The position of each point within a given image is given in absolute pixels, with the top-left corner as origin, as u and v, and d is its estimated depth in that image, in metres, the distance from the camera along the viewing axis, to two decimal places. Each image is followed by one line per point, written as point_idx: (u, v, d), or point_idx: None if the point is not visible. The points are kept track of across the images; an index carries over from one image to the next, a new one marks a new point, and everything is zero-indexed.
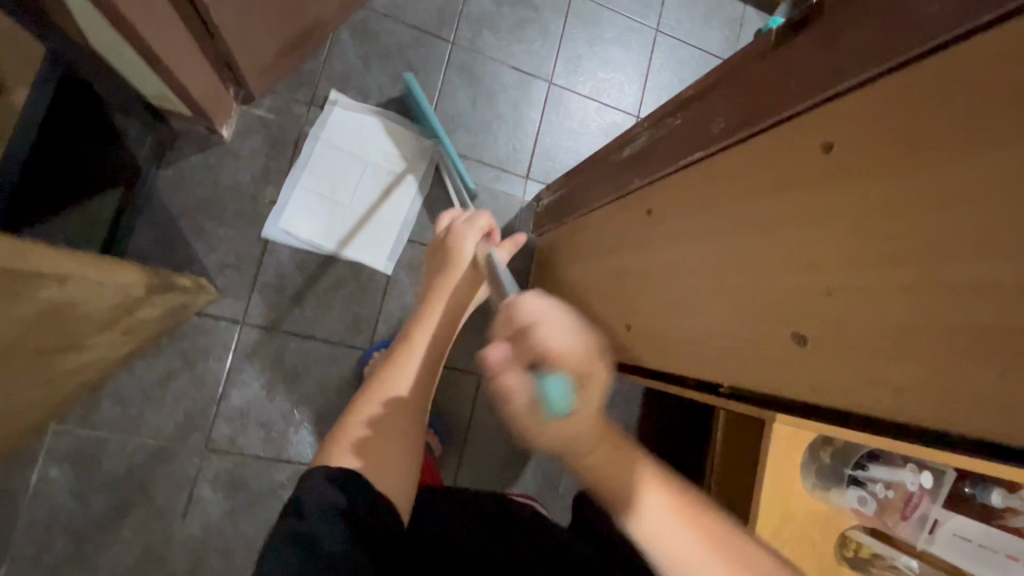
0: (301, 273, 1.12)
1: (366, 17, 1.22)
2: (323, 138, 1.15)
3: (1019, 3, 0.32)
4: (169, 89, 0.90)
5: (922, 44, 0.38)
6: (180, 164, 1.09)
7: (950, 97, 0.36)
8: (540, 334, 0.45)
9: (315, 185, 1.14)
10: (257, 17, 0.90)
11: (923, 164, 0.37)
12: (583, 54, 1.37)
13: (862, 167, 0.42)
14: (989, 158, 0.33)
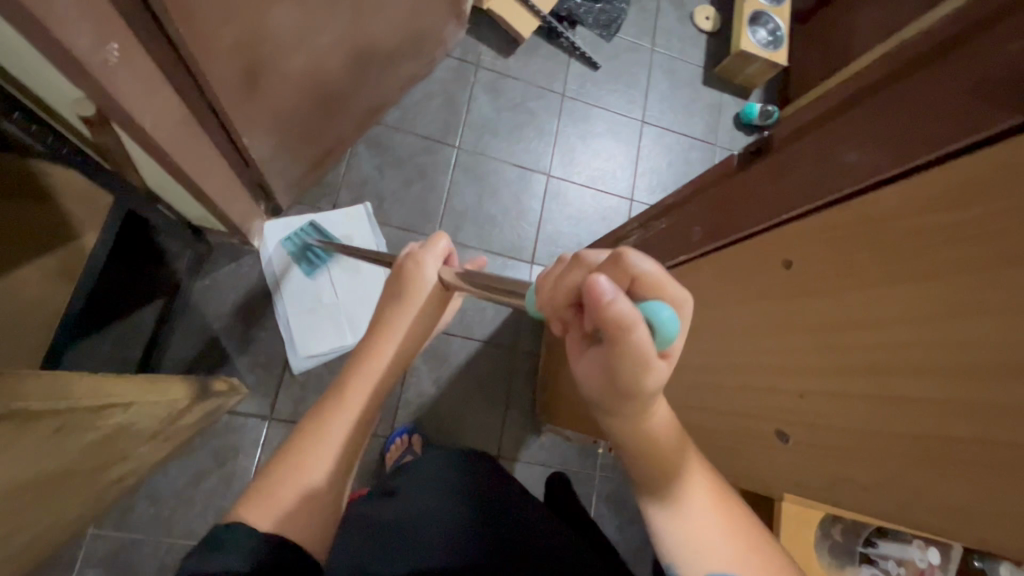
0: (326, 367, 1.19)
1: (380, 131, 1.37)
2: (280, 270, 1.21)
3: (923, 161, 0.41)
4: (210, 214, 1.01)
5: (859, 180, 0.46)
6: (215, 274, 1.18)
7: (882, 233, 0.43)
8: (632, 257, 0.40)
9: (302, 306, 1.20)
10: (287, 146, 1.03)
11: (868, 287, 0.44)
12: (577, 147, 1.51)
13: (820, 286, 0.49)
14: (921, 289, 0.40)
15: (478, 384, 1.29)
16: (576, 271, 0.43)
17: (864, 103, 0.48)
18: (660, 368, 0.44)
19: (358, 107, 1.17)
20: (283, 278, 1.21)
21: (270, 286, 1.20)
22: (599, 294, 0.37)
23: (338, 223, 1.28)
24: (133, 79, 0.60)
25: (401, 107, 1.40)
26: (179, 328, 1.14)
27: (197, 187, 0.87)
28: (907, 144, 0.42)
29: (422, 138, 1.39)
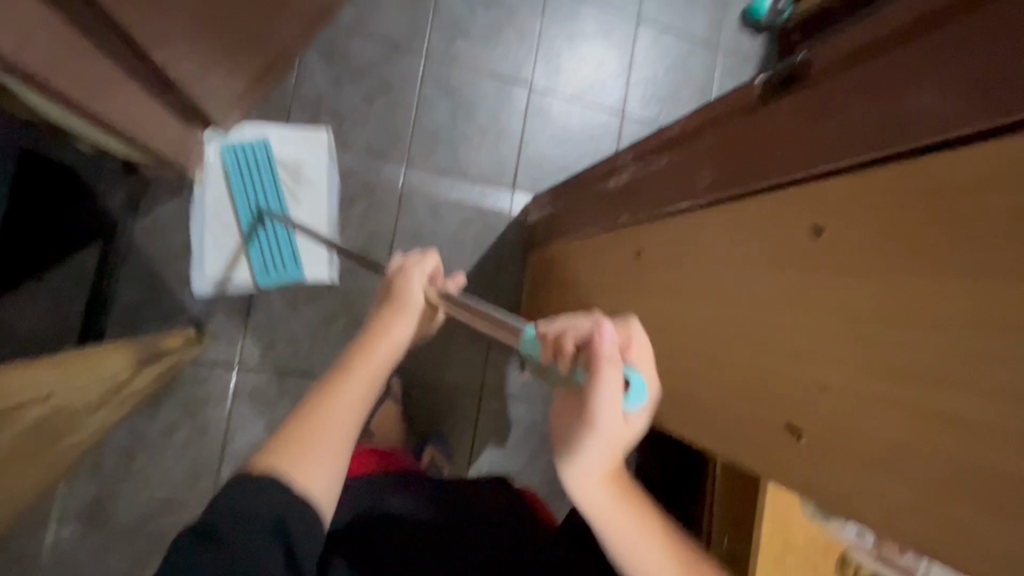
0: (293, 311, 1.11)
1: (332, 35, 1.16)
2: (216, 180, 1.07)
3: (1011, 119, 0.33)
4: (133, 147, 0.86)
5: (925, 135, 0.38)
6: (156, 214, 1.06)
7: (950, 210, 0.36)
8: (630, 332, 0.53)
9: (225, 227, 1.07)
10: (215, 59, 0.85)
11: (919, 274, 0.38)
12: (562, 53, 1.32)
13: (881, 262, 0.40)
14: (991, 285, 0.34)
15: (458, 323, 1.23)
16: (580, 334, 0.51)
17: (944, 29, 0.37)
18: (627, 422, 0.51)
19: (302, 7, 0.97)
20: (212, 195, 1.07)
21: (195, 203, 1.06)
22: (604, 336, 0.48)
23: (296, 147, 1.12)
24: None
25: (356, 4, 1.18)
26: (124, 273, 1.03)
27: (104, 119, 0.72)
28: (995, 92, 0.33)
29: (383, 45, 1.19)
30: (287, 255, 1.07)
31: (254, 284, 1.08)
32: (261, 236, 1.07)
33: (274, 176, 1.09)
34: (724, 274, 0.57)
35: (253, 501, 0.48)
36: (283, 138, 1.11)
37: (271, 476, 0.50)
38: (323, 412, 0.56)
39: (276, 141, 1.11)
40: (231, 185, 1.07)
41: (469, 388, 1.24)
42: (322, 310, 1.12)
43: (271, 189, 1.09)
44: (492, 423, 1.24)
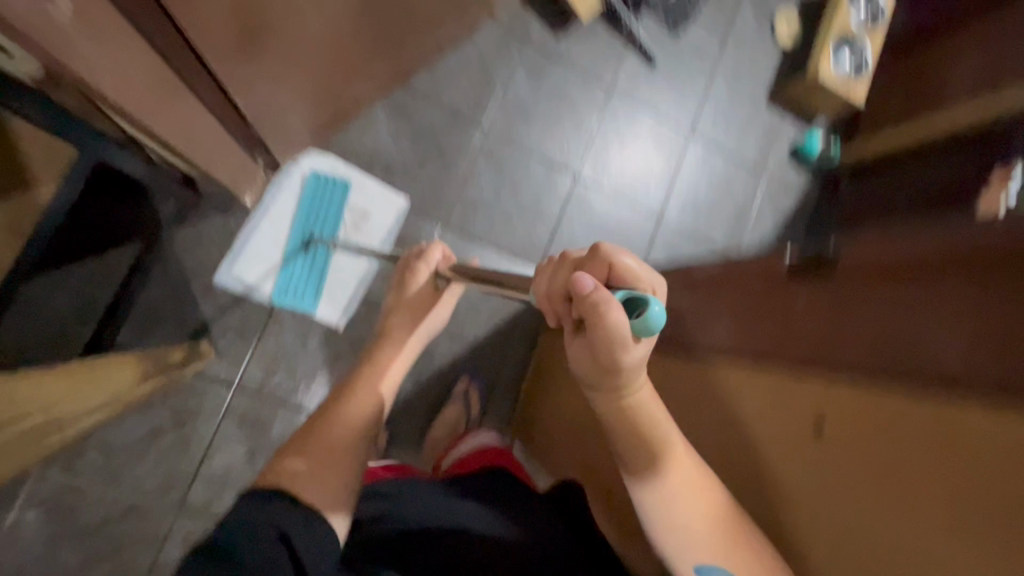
0: (302, 343, 1.13)
1: (403, 96, 1.24)
2: (287, 191, 1.13)
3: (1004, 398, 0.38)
4: (194, 169, 0.91)
5: (929, 381, 0.43)
6: (200, 225, 1.11)
7: (937, 460, 0.41)
8: (614, 253, 0.56)
9: (273, 237, 1.12)
10: (290, 105, 0.91)
11: (899, 505, 0.43)
12: (612, 151, 1.37)
13: (864, 479, 0.46)
14: (965, 543, 0.39)
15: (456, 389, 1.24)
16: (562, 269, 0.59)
17: (937, 280, 0.45)
18: (635, 350, 0.53)
19: (380, 71, 1.04)
20: (278, 206, 1.12)
21: (258, 208, 1.12)
22: (584, 288, 0.52)
23: (371, 198, 1.19)
24: (82, 26, 0.49)
25: (431, 72, 1.26)
26: (152, 277, 1.07)
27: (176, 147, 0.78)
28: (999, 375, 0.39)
29: (447, 112, 1.27)
30: (311, 285, 1.12)
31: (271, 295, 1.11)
32: (300, 260, 1.12)
33: (337, 212, 1.16)
34: (728, 431, 0.62)
35: (264, 517, 0.53)
36: (364, 187, 1.18)
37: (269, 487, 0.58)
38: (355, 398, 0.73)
39: (356, 184, 1.18)
40: (300, 204, 1.14)
41: None
42: (331, 349, 1.15)
43: (331, 222, 1.15)
44: None
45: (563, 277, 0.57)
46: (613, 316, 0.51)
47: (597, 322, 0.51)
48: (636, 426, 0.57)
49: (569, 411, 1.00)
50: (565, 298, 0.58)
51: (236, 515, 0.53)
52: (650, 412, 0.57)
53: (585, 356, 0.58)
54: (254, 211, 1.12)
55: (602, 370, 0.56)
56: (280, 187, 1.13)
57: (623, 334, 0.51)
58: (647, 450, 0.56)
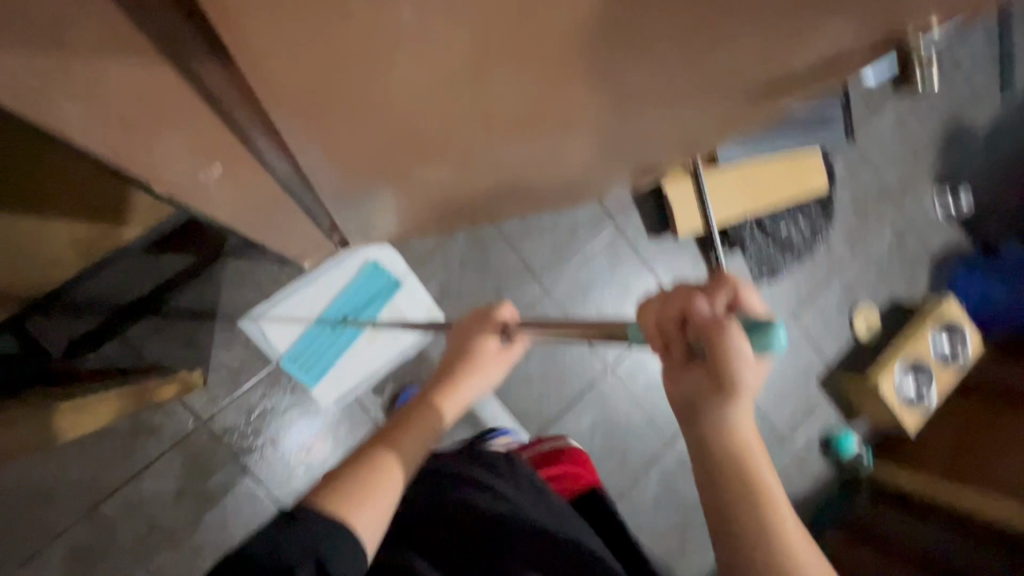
0: (285, 411, 1.14)
1: (489, 231, 1.28)
2: (342, 270, 1.15)
3: None
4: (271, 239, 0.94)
5: None
6: (253, 265, 1.13)
7: None
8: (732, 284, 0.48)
9: (309, 305, 1.13)
10: (382, 223, 0.95)
11: None
12: (650, 361, 1.38)
13: None
14: None
15: None
16: (672, 309, 0.48)
17: None
18: (750, 374, 0.47)
19: (476, 217, 1.09)
20: (327, 281, 1.14)
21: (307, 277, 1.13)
22: (701, 318, 0.46)
23: (414, 305, 1.21)
24: (225, 185, 0.53)
25: (524, 221, 1.31)
26: (184, 296, 1.09)
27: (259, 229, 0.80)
28: None
29: (520, 263, 1.30)
30: (321, 361, 1.14)
31: (280, 353, 1.13)
32: (323, 334, 1.14)
33: (377, 307, 1.18)
34: None
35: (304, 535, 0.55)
36: (412, 293, 1.21)
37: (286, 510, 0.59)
38: (375, 477, 0.66)
39: (405, 290, 1.20)
40: (347, 287, 1.16)
41: None
42: (305, 430, 1.15)
43: (369, 314, 1.17)
44: None
45: (677, 304, 0.48)
46: (736, 341, 0.45)
47: (718, 346, 0.45)
48: (728, 445, 0.52)
49: None
50: (680, 320, 0.48)
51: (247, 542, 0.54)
52: (739, 439, 0.52)
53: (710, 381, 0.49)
54: (305, 276, 1.13)
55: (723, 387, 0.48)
56: (339, 264, 1.14)
57: (744, 359, 0.46)
58: (725, 468, 0.52)
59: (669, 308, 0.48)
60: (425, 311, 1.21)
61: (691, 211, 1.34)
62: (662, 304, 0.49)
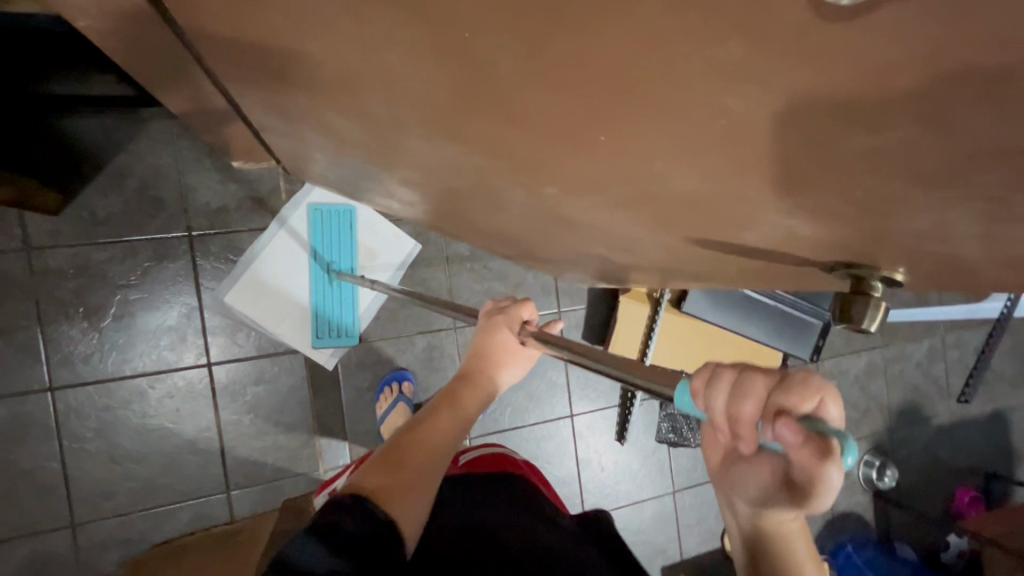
0: (117, 288, 1.00)
1: (436, 241, 1.19)
2: (295, 220, 1.07)
3: None
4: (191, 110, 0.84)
5: None
6: (180, 137, 1.02)
7: None
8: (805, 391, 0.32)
9: (277, 264, 1.06)
10: (312, 160, 0.85)
11: None
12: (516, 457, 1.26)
13: None
14: None
15: (156, 467, 1.02)
16: (724, 403, 0.34)
17: None
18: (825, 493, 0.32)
19: (420, 215, 0.99)
20: (283, 245, 1.06)
21: (261, 255, 1.05)
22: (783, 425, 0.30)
23: (383, 243, 1.14)
24: None
25: (476, 253, 1.21)
26: (87, 124, 0.97)
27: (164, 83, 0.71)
28: None
29: (446, 286, 1.20)
30: (330, 325, 1.09)
31: (279, 329, 1.06)
32: (319, 299, 1.08)
33: (349, 244, 1.10)
34: None
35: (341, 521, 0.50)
36: (378, 231, 1.13)
37: (388, 514, 0.53)
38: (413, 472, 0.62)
39: (363, 218, 1.12)
40: (310, 241, 1.08)
41: (65, 518, 0.98)
42: (126, 317, 1.01)
43: (346, 252, 1.10)
44: (30, 554, 0.97)
45: (753, 408, 0.32)
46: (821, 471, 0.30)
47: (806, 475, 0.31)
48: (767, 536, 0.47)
49: None
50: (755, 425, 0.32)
51: (352, 530, 0.50)
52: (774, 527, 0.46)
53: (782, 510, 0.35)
54: (225, 173, 1.04)
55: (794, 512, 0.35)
56: (260, 181, 1.06)
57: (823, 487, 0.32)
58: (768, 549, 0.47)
59: (718, 404, 0.34)
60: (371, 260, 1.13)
61: (633, 336, 1.27)
62: (712, 404, 0.34)
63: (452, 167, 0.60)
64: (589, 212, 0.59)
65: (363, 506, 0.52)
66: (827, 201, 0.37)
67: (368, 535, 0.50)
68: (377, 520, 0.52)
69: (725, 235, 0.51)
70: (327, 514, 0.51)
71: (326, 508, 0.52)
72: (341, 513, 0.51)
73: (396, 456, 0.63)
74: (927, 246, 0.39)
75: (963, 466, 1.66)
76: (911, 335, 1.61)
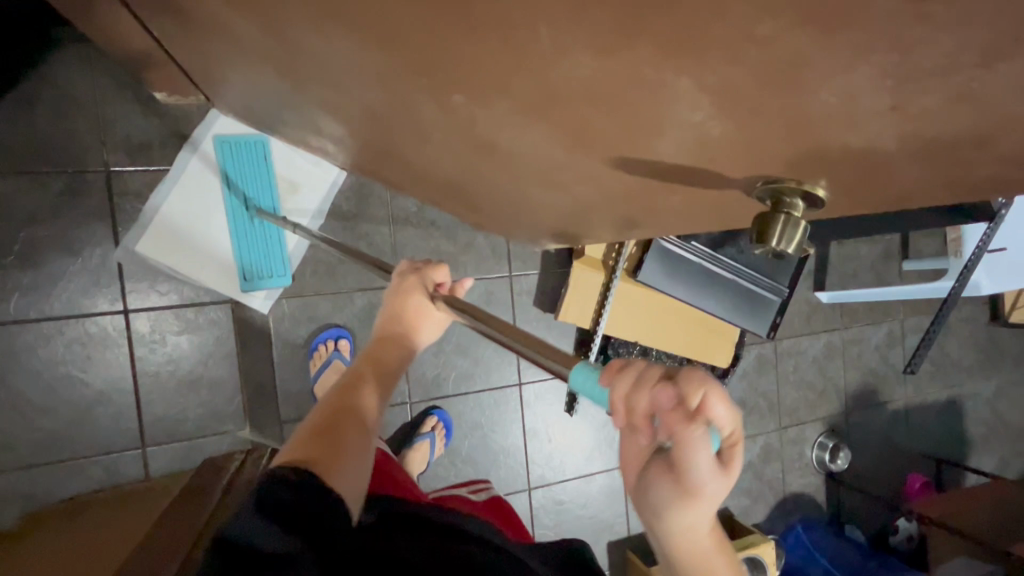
0: (22, 224, 0.92)
1: (381, 195, 1.13)
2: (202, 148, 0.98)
3: None
4: (98, 25, 0.77)
5: None
6: (99, 65, 0.94)
7: None
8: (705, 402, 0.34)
9: (189, 205, 0.98)
10: (232, 86, 0.79)
11: None
12: (461, 424, 1.21)
13: None
14: None
15: (63, 419, 0.95)
16: (635, 393, 0.34)
17: None
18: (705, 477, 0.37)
19: (357, 158, 0.94)
20: (195, 174, 0.98)
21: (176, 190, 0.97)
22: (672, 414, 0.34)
23: (303, 171, 1.06)
24: None
25: (424, 210, 1.16)
26: None
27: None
28: None
29: (390, 242, 1.14)
30: (257, 268, 1.03)
31: (201, 277, 0.99)
32: (242, 240, 1.01)
33: (266, 180, 1.03)
34: None
35: (274, 494, 0.46)
36: (294, 159, 1.05)
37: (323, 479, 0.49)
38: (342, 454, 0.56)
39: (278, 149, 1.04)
40: (222, 168, 1.00)
41: None
42: (32, 256, 0.93)
43: (263, 189, 1.02)
44: None
45: (647, 400, 0.34)
46: (697, 443, 0.35)
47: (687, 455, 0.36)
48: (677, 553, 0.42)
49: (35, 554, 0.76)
50: (652, 418, 0.35)
51: (294, 505, 0.46)
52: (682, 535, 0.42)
53: (670, 489, 0.39)
54: (149, 107, 0.97)
55: (680, 488, 0.38)
56: (189, 119, 0.99)
57: (706, 469, 0.36)
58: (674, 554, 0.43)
59: (627, 400, 0.35)
60: (292, 186, 1.05)
61: (586, 304, 1.23)
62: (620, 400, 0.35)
63: (355, 74, 0.54)
64: (505, 130, 0.54)
65: (306, 481, 0.48)
66: (728, 75, 0.33)
67: (313, 511, 0.46)
68: (323, 492, 0.47)
69: (641, 149, 0.46)
70: (266, 493, 0.46)
71: (265, 486, 0.47)
72: (280, 489, 0.46)
73: (332, 426, 0.59)
74: (839, 138, 0.35)
75: (916, 450, 1.66)
76: (870, 317, 1.60)
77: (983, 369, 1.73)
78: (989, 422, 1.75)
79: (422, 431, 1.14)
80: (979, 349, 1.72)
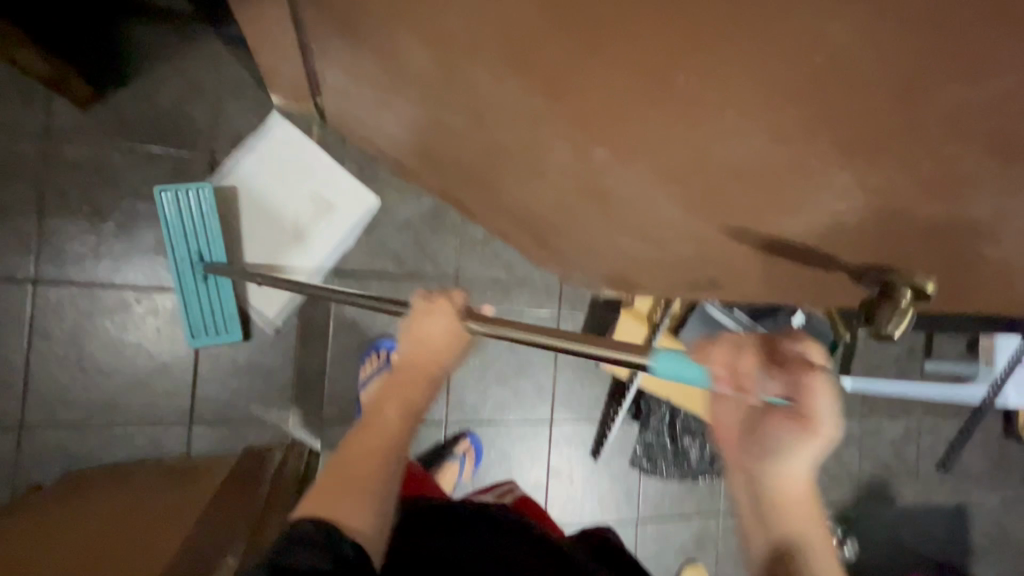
0: (127, 194, 0.98)
1: (453, 221, 1.18)
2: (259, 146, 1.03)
3: None
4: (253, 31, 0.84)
5: None
6: (229, 62, 1.02)
7: None
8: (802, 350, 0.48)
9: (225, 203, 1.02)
10: (359, 103, 0.86)
11: None
12: (490, 452, 1.23)
13: None
14: None
15: (123, 384, 0.98)
16: (743, 353, 0.46)
17: None
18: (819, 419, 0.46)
19: (449, 184, 1.00)
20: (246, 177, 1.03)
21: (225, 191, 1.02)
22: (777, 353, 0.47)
23: (338, 195, 1.08)
24: None
25: (490, 241, 1.21)
26: (147, 33, 0.98)
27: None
28: None
29: (453, 266, 1.19)
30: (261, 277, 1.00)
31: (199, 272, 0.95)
32: None
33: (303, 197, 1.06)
34: None
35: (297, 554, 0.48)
36: (334, 181, 1.07)
37: (350, 544, 0.50)
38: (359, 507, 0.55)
39: (325, 170, 1.07)
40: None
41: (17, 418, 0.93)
42: (129, 225, 0.98)
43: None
44: None
45: (754, 358, 0.46)
46: (819, 392, 0.46)
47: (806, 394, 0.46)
48: (786, 507, 0.50)
49: (88, 515, 0.78)
50: (757, 371, 0.46)
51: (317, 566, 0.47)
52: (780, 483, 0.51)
53: (791, 432, 0.47)
54: (264, 107, 1.05)
55: (805, 435, 0.47)
56: (297, 124, 1.07)
57: (828, 414, 0.46)
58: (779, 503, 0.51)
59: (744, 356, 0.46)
60: (321, 206, 1.07)
61: (625, 355, 1.24)
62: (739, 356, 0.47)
63: (507, 116, 0.61)
64: (633, 185, 0.60)
65: (326, 540, 0.49)
66: (892, 175, 0.38)
67: (337, 573, 0.48)
68: (344, 556, 0.49)
69: (769, 223, 0.52)
70: (288, 555, 0.47)
71: (281, 548, 0.48)
72: (302, 552, 0.48)
73: (339, 475, 0.57)
74: (972, 243, 0.40)
75: (919, 551, 1.66)
76: (889, 412, 1.63)
77: (994, 482, 1.74)
78: (994, 535, 1.74)
79: (454, 452, 1.17)
80: (992, 460, 1.74)
